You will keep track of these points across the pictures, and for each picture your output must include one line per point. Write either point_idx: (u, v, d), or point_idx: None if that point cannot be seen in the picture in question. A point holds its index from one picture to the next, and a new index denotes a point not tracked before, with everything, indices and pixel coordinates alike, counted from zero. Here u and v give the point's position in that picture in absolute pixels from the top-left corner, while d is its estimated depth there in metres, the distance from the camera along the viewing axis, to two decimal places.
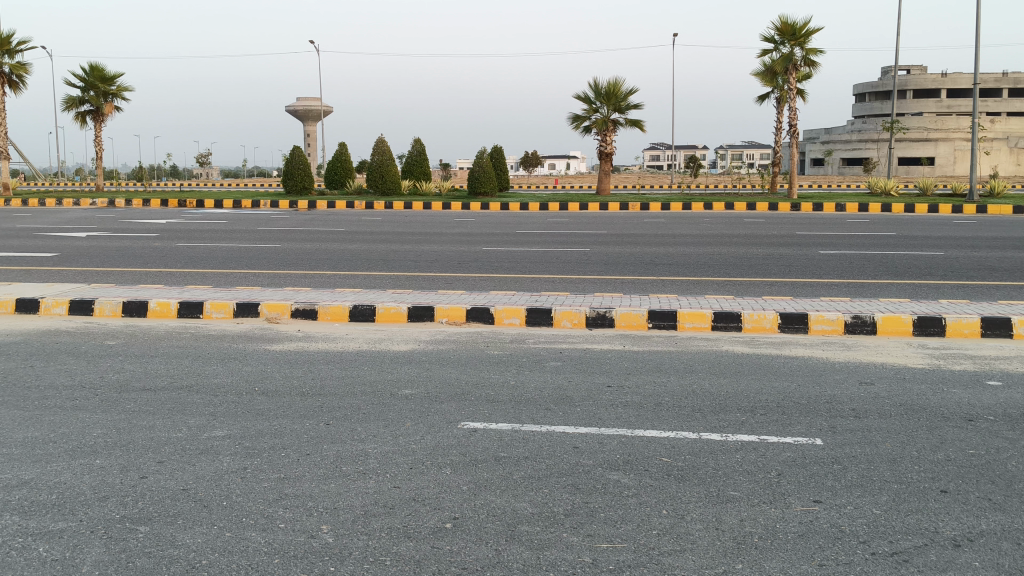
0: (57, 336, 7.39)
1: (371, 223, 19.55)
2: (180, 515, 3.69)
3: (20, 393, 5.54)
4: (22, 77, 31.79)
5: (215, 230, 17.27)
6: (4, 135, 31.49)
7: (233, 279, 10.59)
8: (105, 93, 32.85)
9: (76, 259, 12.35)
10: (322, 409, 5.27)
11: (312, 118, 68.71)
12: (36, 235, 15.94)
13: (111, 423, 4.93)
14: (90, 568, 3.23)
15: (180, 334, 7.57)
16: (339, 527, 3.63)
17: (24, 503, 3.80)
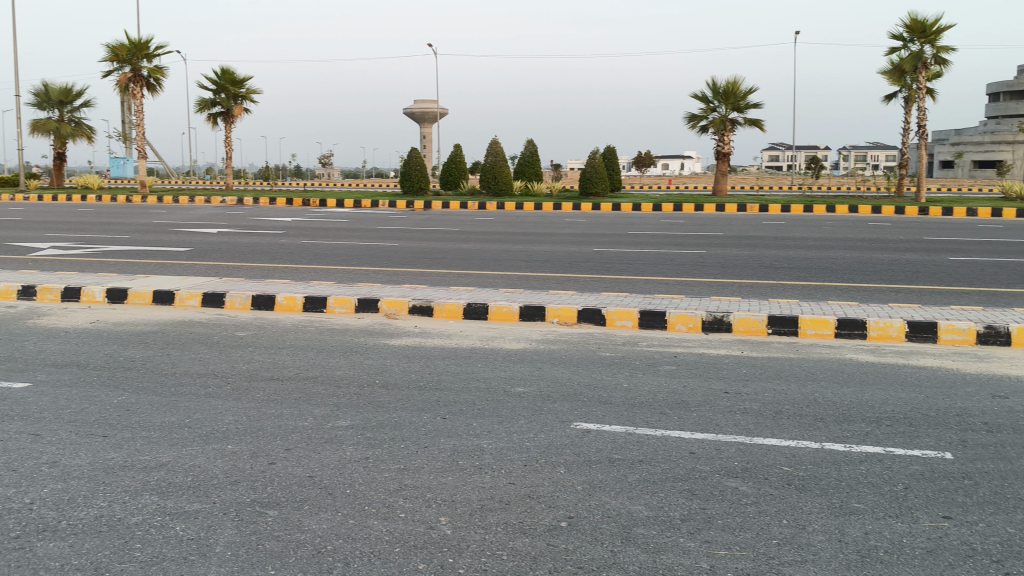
0: (190, 327, 7.78)
1: (486, 223, 19.76)
2: (306, 501, 3.82)
3: (160, 379, 5.86)
4: (159, 80, 33.55)
5: (336, 228, 17.81)
6: (143, 135, 33.31)
7: (352, 275, 10.88)
8: (234, 95, 34.31)
9: (208, 254, 12.96)
10: (438, 403, 5.37)
11: (429, 120, 70.05)
12: (171, 231, 16.79)
13: (241, 410, 5.15)
14: (223, 548, 3.38)
15: (304, 327, 7.84)
16: (457, 520, 3.68)
17: (162, 483, 4.01)
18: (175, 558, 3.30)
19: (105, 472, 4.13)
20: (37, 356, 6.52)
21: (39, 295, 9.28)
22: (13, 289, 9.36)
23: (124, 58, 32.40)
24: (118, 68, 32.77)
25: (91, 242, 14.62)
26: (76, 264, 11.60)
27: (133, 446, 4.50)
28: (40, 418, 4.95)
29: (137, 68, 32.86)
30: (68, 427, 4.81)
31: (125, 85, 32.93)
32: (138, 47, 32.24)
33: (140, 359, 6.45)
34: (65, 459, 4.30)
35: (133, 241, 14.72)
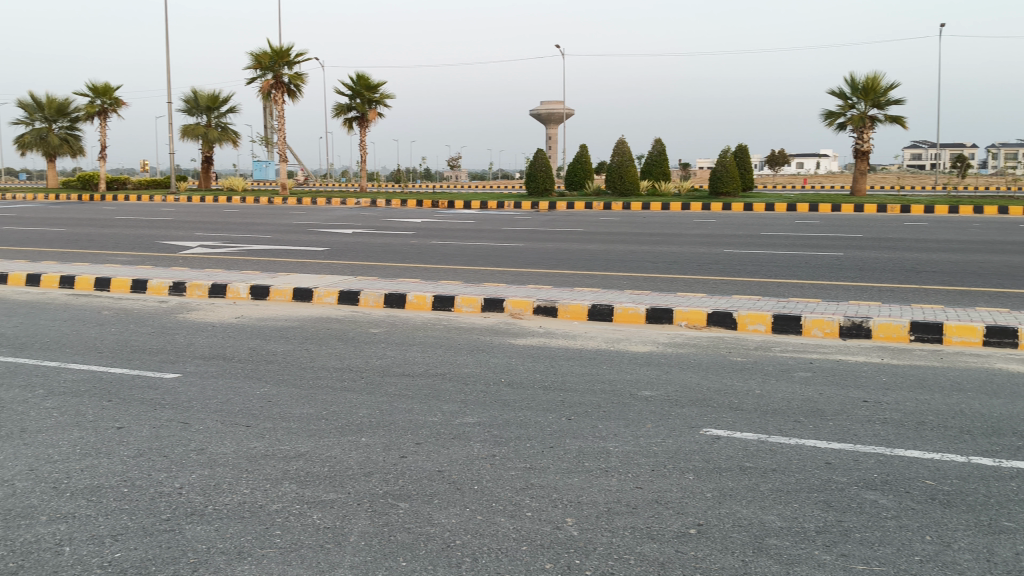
0: (326, 323, 8.06)
1: (614, 223, 19.66)
2: (436, 495, 3.89)
3: (298, 373, 6.10)
4: (299, 87, 34.92)
5: (465, 228, 18.12)
6: (283, 139, 34.78)
7: (480, 275, 11.03)
8: (369, 100, 35.38)
9: (343, 253, 13.41)
10: (564, 404, 5.37)
11: (555, 121, 70.34)
12: (310, 232, 17.49)
13: (373, 404, 5.30)
14: (357, 538, 3.48)
15: (433, 325, 7.99)
16: (584, 521, 3.67)
17: (301, 472, 4.17)
18: (313, 545, 3.42)
19: (248, 461, 4.32)
20: (186, 348, 6.91)
21: (189, 291, 9.84)
22: (165, 285, 9.94)
23: (266, 65, 33.91)
24: (261, 75, 34.32)
25: (236, 240, 15.38)
26: (222, 262, 12.22)
27: (273, 436, 4.70)
28: (189, 407, 5.23)
29: (279, 74, 34.32)
30: (214, 416, 5.06)
31: (268, 91, 34.46)
32: (279, 55, 33.66)
33: (280, 353, 6.73)
34: (211, 447, 4.53)
35: (274, 241, 15.39)
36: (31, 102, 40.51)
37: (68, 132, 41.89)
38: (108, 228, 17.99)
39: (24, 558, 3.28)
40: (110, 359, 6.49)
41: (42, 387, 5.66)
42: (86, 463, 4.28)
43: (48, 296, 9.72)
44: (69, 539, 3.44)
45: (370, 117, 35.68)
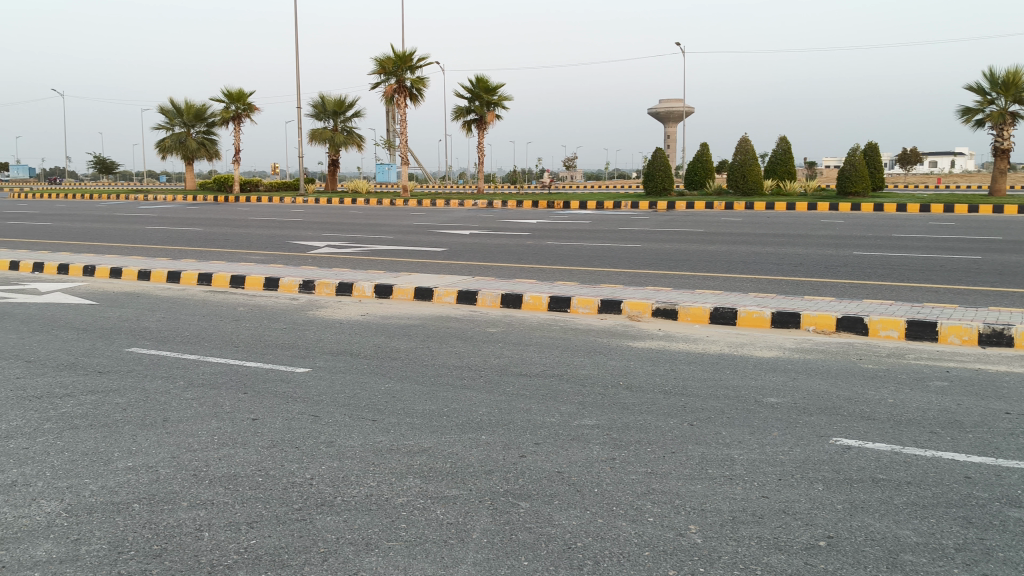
0: (446, 322, 8.19)
1: (735, 223, 19.25)
2: (557, 497, 3.90)
3: (419, 370, 6.21)
4: (420, 90, 35.63)
5: (582, 228, 18.10)
6: (404, 142, 35.55)
7: (598, 277, 10.99)
8: (488, 102, 35.78)
9: (462, 254, 13.61)
10: (685, 409, 5.28)
11: (674, 119, 69.35)
12: (430, 232, 17.82)
13: (493, 403, 5.35)
14: (480, 535, 3.51)
15: (550, 326, 8.01)
16: (708, 529, 3.60)
17: (425, 468, 4.25)
18: (437, 540, 3.47)
19: (374, 454, 4.43)
20: (315, 344, 7.15)
21: (317, 289, 10.18)
22: (295, 283, 10.30)
23: (390, 70, 34.73)
24: (384, 79, 35.18)
25: (359, 241, 15.81)
26: (347, 261, 12.59)
27: (398, 431, 4.80)
28: (318, 400, 5.41)
29: (402, 79, 35.08)
30: (342, 410, 5.21)
31: (390, 95, 35.29)
32: (402, 59, 34.40)
33: (403, 350, 6.88)
34: (339, 440, 4.67)
35: (396, 241, 15.74)
36: (171, 108, 42.76)
37: (204, 136, 44.02)
38: (243, 228, 18.83)
39: (167, 541, 3.46)
40: (245, 353, 6.79)
41: (183, 378, 5.96)
42: (223, 452, 4.48)
43: (187, 292, 10.25)
44: (208, 524, 3.61)
45: (488, 119, 36.07)
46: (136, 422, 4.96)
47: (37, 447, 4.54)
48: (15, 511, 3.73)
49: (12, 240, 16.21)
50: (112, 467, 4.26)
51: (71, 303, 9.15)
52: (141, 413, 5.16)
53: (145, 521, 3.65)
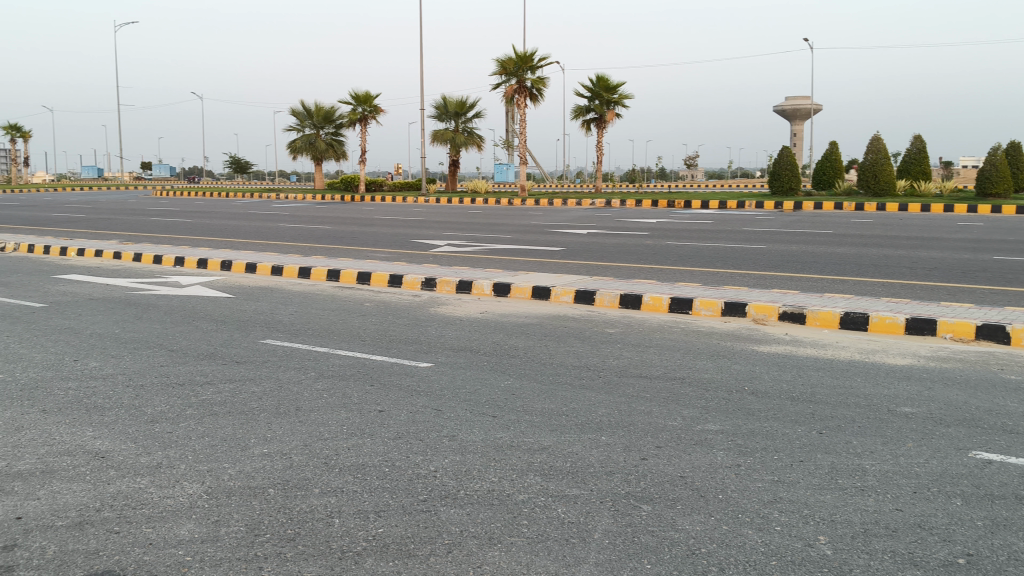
0: (565, 321, 8.22)
1: (866, 225, 18.56)
2: (680, 501, 3.85)
3: (539, 368, 6.25)
4: (540, 90, 35.77)
5: (704, 229, 17.83)
6: (523, 142, 35.79)
7: (720, 279, 10.77)
8: (608, 101, 35.60)
9: (581, 253, 13.62)
10: (813, 416, 5.13)
11: (801, 116, 67.06)
12: (548, 231, 17.90)
13: (614, 404, 5.33)
14: (601, 535, 3.51)
15: (671, 328, 7.91)
16: (838, 541, 3.48)
17: (545, 466, 4.27)
18: (558, 538, 3.49)
19: (495, 450, 4.49)
20: (437, 340, 7.29)
21: (438, 287, 10.34)
22: (418, 280, 10.50)
23: (511, 70, 35.05)
24: (505, 80, 35.51)
25: (479, 239, 16.04)
26: (467, 260, 12.77)
27: (518, 428, 4.84)
28: (442, 395, 5.52)
29: (522, 79, 35.32)
30: (464, 405, 5.30)
31: (511, 96, 35.59)
32: (523, 60, 34.62)
33: (523, 349, 6.93)
34: (462, 434, 4.75)
35: (514, 240, 15.88)
36: (302, 111, 44.38)
37: (332, 138, 45.46)
38: (368, 227, 19.37)
39: (300, 526, 3.60)
40: (371, 347, 6.98)
41: (314, 370, 6.19)
42: (351, 442, 4.63)
43: (317, 287, 10.61)
44: (338, 512, 3.74)
45: (608, 118, 35.90)
46: (271, 411, 5.18)
47: (180, 431, 4.80)
48: (161, 491, 3.96)
49: (156, 236, 17.18)
50: (249, 453, 4.46)
51: (210, 297, 9.63)
52: (276, 401, 5.39)
53: (279, 505, 3.81)
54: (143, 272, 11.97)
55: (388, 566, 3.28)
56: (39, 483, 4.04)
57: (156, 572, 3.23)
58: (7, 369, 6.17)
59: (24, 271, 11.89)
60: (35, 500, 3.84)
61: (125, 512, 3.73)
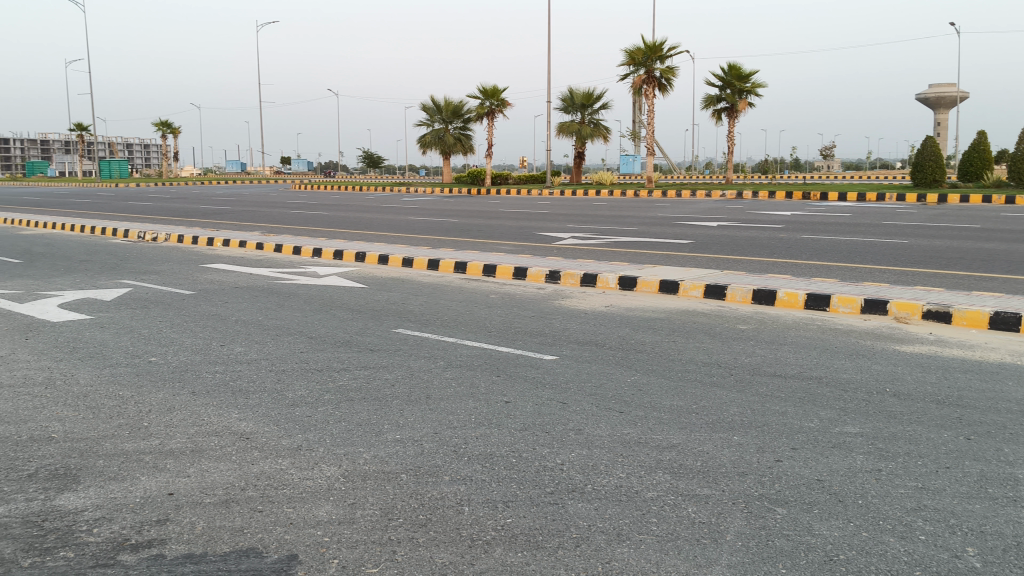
0: (694, 316, 8.07)
1: (1020, 219, 17.44)
2: (816, 505, 3.72)
3: (669, 364, 6.17)
4: (669, 80, 35.19)
5: (841, 222, 17.18)
6: (651, 133, 35.33)
7: (859, 274, 10.34)
8: (740, 90, 34.72)
9: (710, 247, 13.35)
10: (960, 421, 4.85)
11: (948, 104, 63.69)
12: (677, 224, 17.63)
13: (746, 403, 5.19)
14: (734, 537, 3.43)
15: (807, 325, 7.65)
16: (988, 553, 3.28)
17: (674, 464, 4.21)
18: (689, 538, 3.43)
19: (623, 446, 4.45)
20: (563, 333, 7.29)
21: (563, 279, 10.34)
22: (543, 273, 10.55)
23: (640, 61, 34.65)
24: (633, 70, 35.15)
25: (605, 232, 15.95)
26: (593, 252, 12.73)
27: (647, 425, 4.78)
28: (568, 388, 5.52)
29: (651, 69, 34.85)
30: (591, 399, 5.28)
31: (639, 86, 35.21)
32: (652, 50, 34.17)
33: (649, 344, 6.85)
34: (588, 429, 4.73)
35: (642, 233, 15.72)
36: (431, 105, 45.20)
37: (461, 131, 46.14)
38: (496, 220, 19.56)
39: (432, 512, 3.67)
40: (498, 339, 7.05)
41: (443, 359, 6.30)
42: (480, 431, 4.68)
43: (445, 278, 10.79)
44: (468, 500, 3.79)
45: (740, 108, 35.01)
46: (403, 398, 5.31)
47: (318, 415, 4.98)
48: (300, 473, 4.12)
49: (294, 228, 17.87)
50: (382, 438, 4.58)
51: (345, 287, 9.93)
52: (408, 389, 5.51)
53: (411, 491, 3.89)
54: (282, 262, 12.46)
55: (517, 557, 3.30)
56: (189, 461, 4.27)
57: (297, 551, 3.35)
58: (160, 352, 6.55)
59: (175, 261, 12.59)
60: (185, 477, 4.06)
61: (268, 491, 3.90)
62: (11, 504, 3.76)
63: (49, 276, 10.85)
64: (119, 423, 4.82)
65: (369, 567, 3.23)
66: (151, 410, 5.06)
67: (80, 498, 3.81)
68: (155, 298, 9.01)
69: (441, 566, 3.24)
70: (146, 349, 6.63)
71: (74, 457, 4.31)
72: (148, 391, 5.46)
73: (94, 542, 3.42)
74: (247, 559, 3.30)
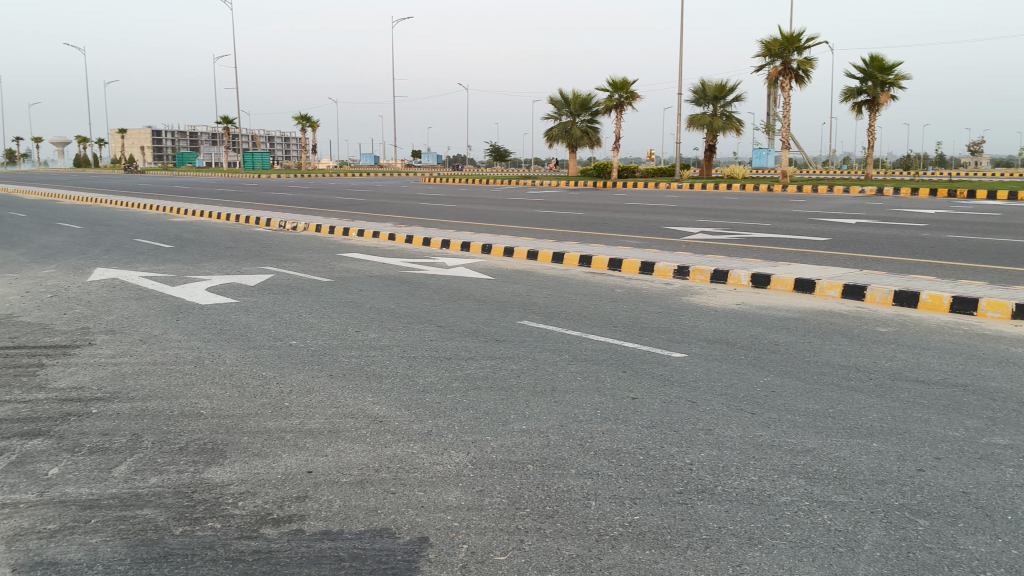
0: (830, 317, 7.79)
1: None
2: (962, 518, 3.53)
3: (802, 365, 5.98)
4: (807, 72, 34.02)
5: (993, 221, 16.19)
6: (786, 127, 34.25)
7: (1010, 278, 9.72)
8: (882, 83, 33.24)
9: (848, 245, 12.85)
10: None
11: None
12: (812, 220, 17.04)
13: (886, 409, 4.97)
14: (872, 547, 3.29)
15: (952, 330, 7.26)
16: None
17: (809, 469, 4.07)
18: (824, 546, 3.31)
19: (755, 448, 4.34)
20: (691, 330, 7.16)
21: (692, 276, 10.16)
22: (671, 268, 10.38)
23: (776, 52, 33.68)
24: (769, 62, 34.19)
25: (736, 228, 15.59)
26: (723, 249, 12.47)
27: (779, 427, 4.65)
28: (698, 387, 5.42)
29: (788, 60, 33.80)
30: (722, 399, 5.17)
31: (774, 78, 34.23)
32: (790, 40, 33.14)
33: (783, 344, 6.65)
34: (719, 429, 4.64)
35: (774, 229, 15.29)
36: (560, 98, 45.21)
37: (588, 125, 46.02)
38: (624, 213, 19.38)
39: (559, 504, 3.68)
40: (625, 334, 6.99)
41: (570, 353, 6.30)
42: (607, 426, 4.66)
43: (570, 272, 10.79)
44: (594, 494, 3.77)
45: (881, 101, 33.50)
46: (529, 389, 5.34)
47: (447, 402, 5.07)
48: (430, 458, 4.20)
49: (424, 220, 18.24)
50: (509, 428, 4.62)
51: (472, 278, 10.06)
52: (535, 380, 5.54)
53: (538, 482, 3.91)
54: (413, 253, 12.75)
55: (645, 555, 3.26)
56: (327, 441, 4.42)
57: (428, 534, 3.42)
58: (300, 335, 6.82)
59: (314, 249, 13.08)
60: (323, 456, 4.21)
61: (400, 474, 4.00)
62: (163, 474, 3.99)
63: (198, 261, 11.46)
64: (263, 402, 5.05)
65: (497, 554, 3.26)
66: (292, 391, 5.27)
67: (226, 472, 4.01)
68: (294, 284, 9.37)
69: (568, 559, 3.23)
70: (286, 333, 6.92)
71: (222, 433, 4.53)
72: (289, 372, 5.70)
73: (239, 514, 3.59)
74: (381, 539, 3.39)
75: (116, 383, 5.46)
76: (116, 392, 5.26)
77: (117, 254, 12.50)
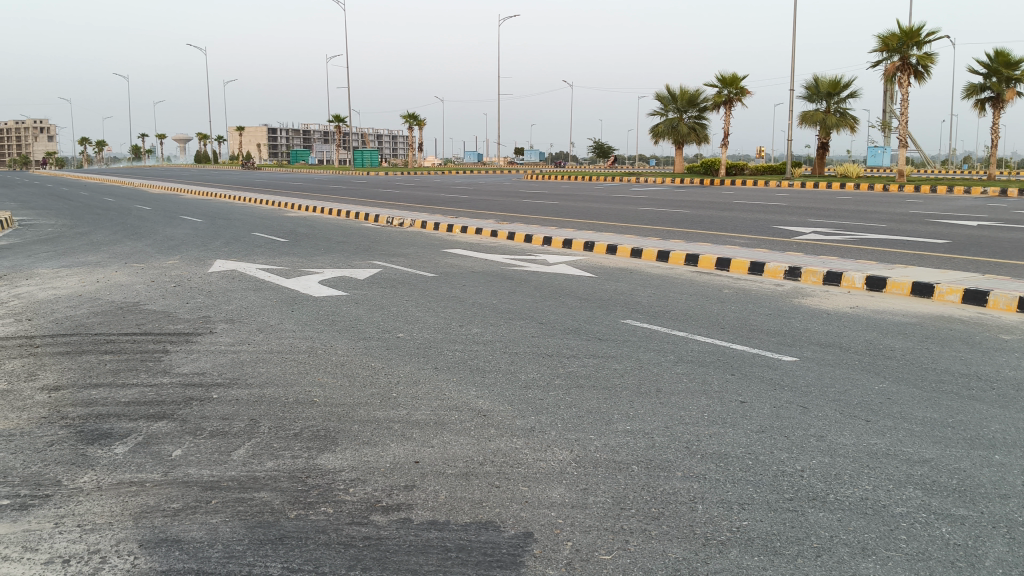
0: (949, 323, 7.47)
1: None
2: None
3: (919, 372, 5.76)
4: (927, 68, 32.65)
5: None
6: (903, 124, 32.96)
7: None
8: (1008, 78, 31.63)
9: (970, 248, 12.28)
10: None
11: None
12: (930, 222, 16.36)
13: (1010, 420, 4.74)
14: (994, 563, 3.15)
15: None
16: None
17: (926, 480, 3.92)
18: (943, 560, 3.19)
19: (869, 456, 4.21)
20: (802, 333, 6.98)
21: (804, 277, 9.91)
22: (781, 269, 10.15)
23: (894, 47, 32.47)
24: (886, 57, 32.95)
25: (849, 228, 15.11)
26: (834, 249, 12.11)
27: (895, 436, 4.50)
28: (809, 392, 5.28)
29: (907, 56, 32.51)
30: (834, 404, 5.03)
31: (891, 74, 33.01)
32: (909, 35, 31.90)
33: (898, 350, 6.41)
34: (831, 436, 4.51)
35: (890, 230, 14.75)
36: (666, 94, 44.73)
37: (695, 122, 45.38)
38: (729, 212, 19.03)
39: (665, 506, 3.65)
40: (732, 335, 6.88)
41: (675, 353, 6.24)
42: (714, 429, 4.60)
43: (675, 271, 10.67)
44: (701, 498, 3.73)
45: (1006, 97, 31.88)
46: (633, 389, 5.31)
47: (550, 399, 5.09)
48: (534, 454, 4.23)
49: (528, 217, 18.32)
50: (613, 428, 4.60)
51: (575, 275, 10.07)
52: (638, 380, 5.51)
53: (644, 483, 3.89)
54: (517, 249, 12.82)
55: (754, 561, 3.21)
56: (433, 432, 4.50)
57: (532, 529, 3.45)
58: (406, 328, 6.96)
59: (420, 244, 13.33)
60: (429, 447, 4.30)
61: (503, 468, 4.04)
62: (279, 459, 4.14)
63: (311, 254, 11.85)
64: (372, 392, 5.18)
65: (602, 553, 3.27)
66: (399, 382, 5.39)
67: (338, 459, 4.13)
68: (402, 279, 9.56)
69: (674, 561, 3.21)
70: (394, 325, 7.08)
71: (334, 421, 4.67)
72: (396, 364, 5.82)
73: (351, 500, 3.70)
74: (486, 531, 3.44)
75: (235, 369, 5.70)
76: (234, 378, 5.49)
77: (236, 246, 13.02)
